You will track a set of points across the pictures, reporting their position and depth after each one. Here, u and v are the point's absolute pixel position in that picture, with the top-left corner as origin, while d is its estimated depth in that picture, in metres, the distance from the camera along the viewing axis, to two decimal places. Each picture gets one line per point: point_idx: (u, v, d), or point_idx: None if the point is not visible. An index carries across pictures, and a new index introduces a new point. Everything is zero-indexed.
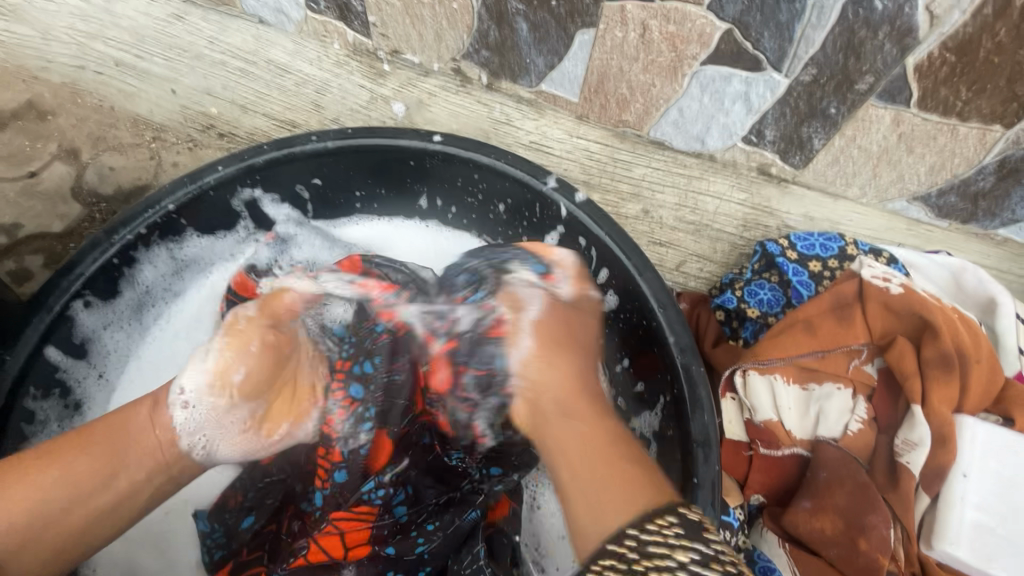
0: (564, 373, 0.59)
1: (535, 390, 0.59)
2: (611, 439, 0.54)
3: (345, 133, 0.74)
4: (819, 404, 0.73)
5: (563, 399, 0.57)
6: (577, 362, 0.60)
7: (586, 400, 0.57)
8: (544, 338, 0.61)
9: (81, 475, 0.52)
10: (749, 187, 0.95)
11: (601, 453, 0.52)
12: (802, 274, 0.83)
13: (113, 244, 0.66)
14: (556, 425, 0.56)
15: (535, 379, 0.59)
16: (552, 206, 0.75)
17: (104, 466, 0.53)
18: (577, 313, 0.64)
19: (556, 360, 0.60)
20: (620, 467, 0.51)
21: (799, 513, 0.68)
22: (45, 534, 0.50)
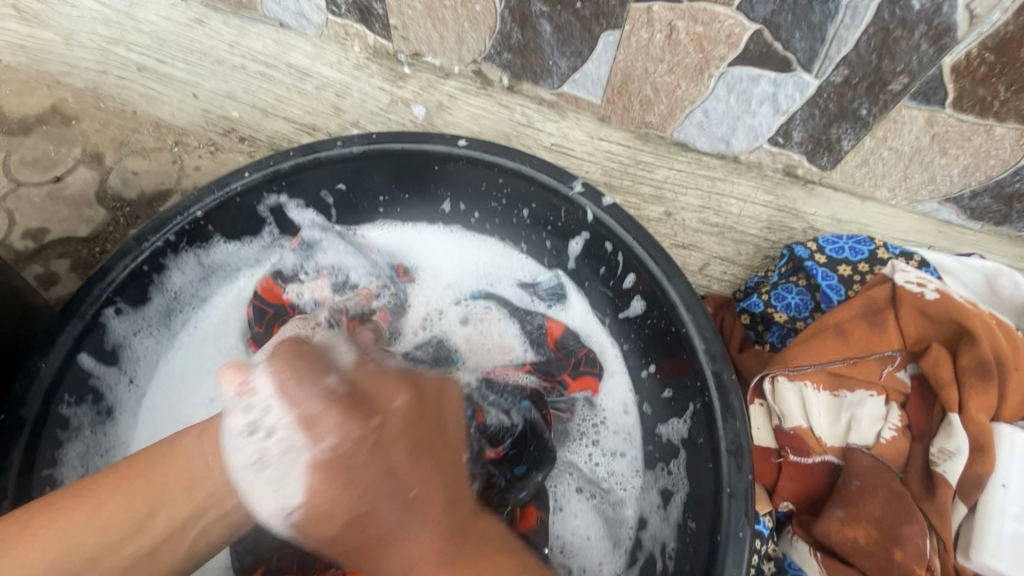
0: (333, 488, 0.51)
1: (325, 505, 0.51)
2: (422, 548, 0.52)
3: (370, 138, 0.73)
4: (850, 411, 0.72)
5: (369, 513, 0.52)
6: (398, 475, 0.53)
7: (417, 496, 0.53)
8: (342, 466, 0.51)
9: (114, 516, 0.51)
10: (775, 189, 0.93)
11: (422, 571, 0.51)
12: (832, 278, 0.81)
13: (144, 251, 0.67)
14: (405, 539, 0.52)
15: (320, 514, 0.51)
16: (578, 210, 0.74)
17: (138, 506, 0.52)
18: (433, 398, 0.60)
19: (388, 464, 0.53)
20: (434, 573, 0.50)
21: (832, 522, 0.67)
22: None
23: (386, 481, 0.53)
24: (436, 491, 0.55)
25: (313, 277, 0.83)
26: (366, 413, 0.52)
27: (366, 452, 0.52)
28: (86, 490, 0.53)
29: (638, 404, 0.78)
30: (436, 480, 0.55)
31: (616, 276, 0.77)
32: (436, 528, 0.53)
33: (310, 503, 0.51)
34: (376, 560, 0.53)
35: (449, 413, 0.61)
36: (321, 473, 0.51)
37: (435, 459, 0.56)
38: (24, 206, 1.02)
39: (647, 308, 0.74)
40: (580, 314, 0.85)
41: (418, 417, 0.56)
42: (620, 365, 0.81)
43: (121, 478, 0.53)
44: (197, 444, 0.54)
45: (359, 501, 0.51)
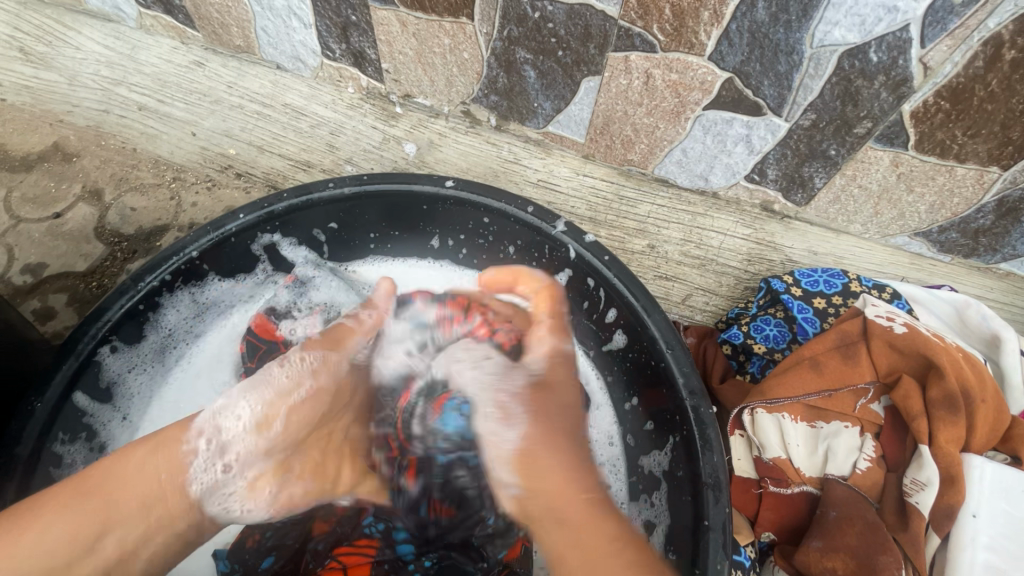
0: (559, 471, 0.59)
1: (528, 457, 0.60)
2: (588, 502, 0.57)
3: (361, 180, 0.77)
4: (827, 442, 0.74)
5: (535, 470, 0.59)
6: (564, 438, 0.62)
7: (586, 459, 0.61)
8: (535, 396, 0.65)
9: (61, 541, 0.52)
10: (753, 223, 0.97)
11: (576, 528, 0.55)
12: (808, 310, 0.84)
13: (139, 291, 0.69)
14: (553, 528, 0.56)
15: (529, 456, 0.60)
16: (561, 247, 0.78)
17: (88, 527, 0.54)
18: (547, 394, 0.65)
19: (548, 419, 0.63)
20: (579, 515, 0.56)
21: (811, 552, 0.68)
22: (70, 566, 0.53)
23: (558, 445, 0.61)
24: (568, 464, 0.59)
25: (305, 314, 0.84)
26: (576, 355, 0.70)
27: (559, 440, 0.61)
28: (27, 509, 0.53)
29: (622, 436, 0.80)
30: (570, 454, 0.61)
31: (599, 310, 0.80)
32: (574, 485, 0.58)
33: (524, 459, 0.60)
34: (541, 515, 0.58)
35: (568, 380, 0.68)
36: (536, 433, 0.61)
37: (570, 417, 0.64)
38: (23, 242, 1.03)
39: (628, 342, 0.76)
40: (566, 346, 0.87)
41: (552, 381, 0.67)
42: (606, 398, 0.83)
43: (73, 493, 0.55)
44: (154, 457, 0.58)
45: (529, 444, 0.61)
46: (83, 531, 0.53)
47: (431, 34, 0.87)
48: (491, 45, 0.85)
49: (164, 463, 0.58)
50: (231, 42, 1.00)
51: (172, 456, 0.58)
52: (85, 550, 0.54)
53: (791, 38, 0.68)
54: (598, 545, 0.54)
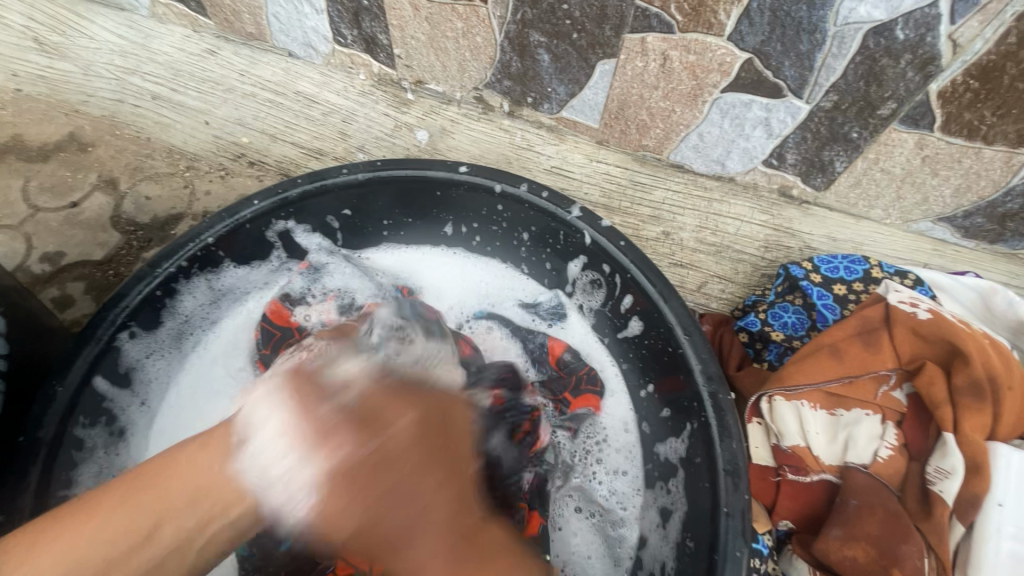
0: (444, 560, 0.47)
1: (374, 532, 0.48)
2: (444, 566, 0.47)
3: (375, 165, 0.76)
4: (847, 430, 0.73)
5: (400, 556, 0.48)
6: (404, 540, 0.49)
7: (388, 525, 0.48)
8: (349, 470, 0.49)
9: (111, 538, 0.44)
10: (770, 208, 0.95)
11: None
12: (828, 297, 0.83)
13: (158, 276, 0.70)
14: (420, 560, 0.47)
15: (329, 519, 0.48)
16: (576, 233, 0.77)
17: (142, 520, 0.45)
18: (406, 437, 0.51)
19: (432, 469, 0.51)
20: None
21: (830, 541, 0.67)
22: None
23: (396, 510, 0.49)
24: (443, 513, 0.50)
25: (320, 300, 0.84)
26: (376, 431, 0.51)
27: (396, 478, 0.49)
28: (39, 537, 0.44)
29: (638, 423, 0.79)
30: (433, 526, 0.49)
31: (614, 297, 0.79)
32: (446, 537, 0.49)
33: (329, 516, 0.48)
34: (397, 565, 0.48)
35: (462, 426, 0.58)
36: (329, 469, 0.49)
37: (461, 451, 0.56)
38: (41, 231, 1.04)
39: (644, 329, 0.76)
40: (580, 333, 0.86)
41: (435, 432, 0.53)
42: (621, 385, 0.82)
43: (86, 516, 0.45)
44: (202, 453, 0.48)
45: (362, 513, 0.48)
46: (139, 528, 0.44)
47: (445, 18, 0.85)
48: (505, 29, 0.83)
49: (212, 463, 0.48)
50: (242, 29, 1.00)
51: (218, 454, 0.48)
52: (146, 542, 0.45)
53: (814, 16, 0.66)
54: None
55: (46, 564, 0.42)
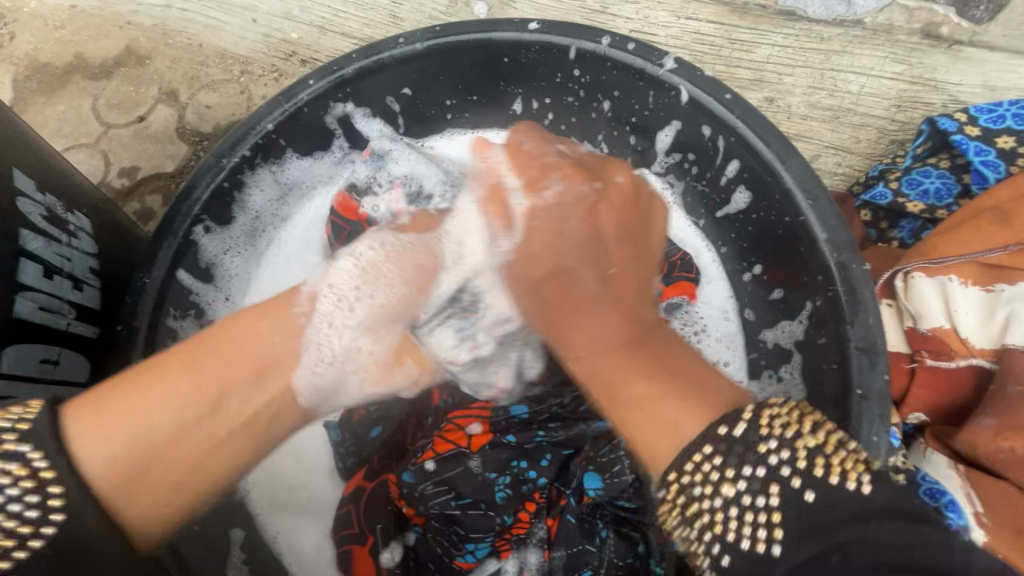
0: (609, 321, 0.47)
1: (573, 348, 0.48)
2: (614, 340, 0.47)
3: (434, 31, 0.67)
4: (1010, 306, 0.59)
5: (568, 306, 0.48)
6: (592, 301, 0.47)
7: (609, 301, 0.47)
8: (539, 224, 0.49)
9: (185, 397, 0.46)
10: (908, 56, 0.79)
11: (603, 356, 0.46)
12: (988, 153, 0.68)
13: (223, 168, 0.67)
14: (582, 316, 0.47)
15: (523, 264, 0.49)
16: (670, 91, 0.65)
17: (208, 388, 0.47)
18: (625, 193, 0.51)
19: (597, 272, 0.48)
20: (634, 357, 0.46)
21: (981, 432, 0.58)
22: (164, 458, 0.45)
23: (585, 257, 0.48)
24: (631, 293, 0.49)
25: (387, 188, 0.76)
26: (590, 177, 0.50)
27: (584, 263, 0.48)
28: (148, 375, 0.46)
29: (740, 311, 0.71)
30: (612, 320, 0.47)
31: (715, 168, 0.68)
32: (628, 313, 0.48)
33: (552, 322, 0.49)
34: (565, 333, 0.48)
35: (648, 208, 0.53)
36: (527, 271, 0.49)
37: (652, 236, 0.52)
38: (115, 146, 1.06)
39: (752, 201, 0.65)
40: (668, 215, 0.76)
41: (563, 221, 0.49)
42: (718, 270, 0.73)
43: (219, 354, 0.49)
44: (272, 324, 0.51)
45: (552, 258, 0.48)
46: (202, 391, 0.47)
47: None
48: None
49: (284, 329, 0.51)
50: None
51: (288, 322, 0.52)
52: (210, 411, 0.47)
53: None
54: (633, 373, 0.45)
55: (128, 422, 0.44)
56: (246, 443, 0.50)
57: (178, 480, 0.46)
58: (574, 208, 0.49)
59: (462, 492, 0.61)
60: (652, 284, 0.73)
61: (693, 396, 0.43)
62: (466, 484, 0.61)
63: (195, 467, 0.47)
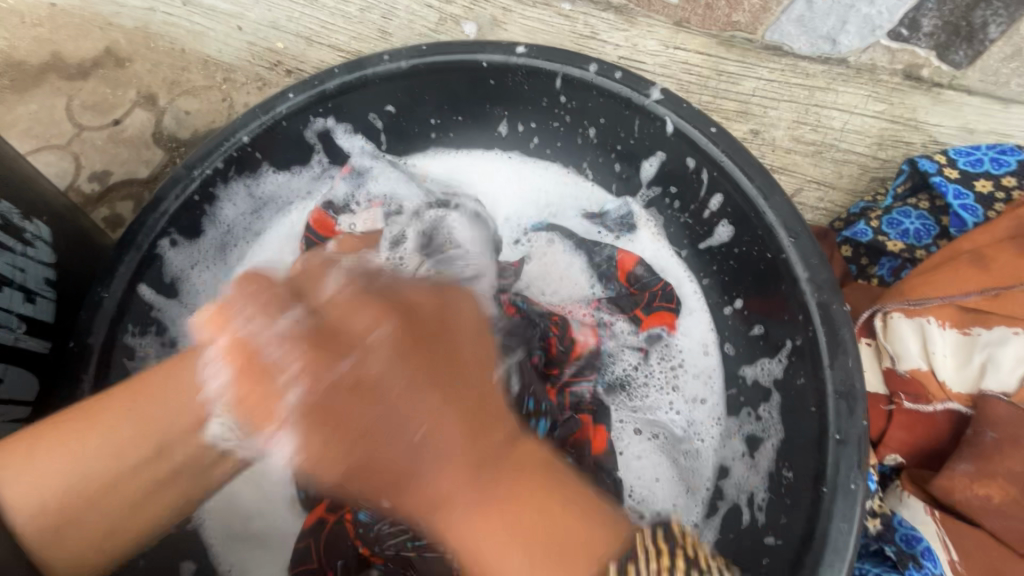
0: (458, 461, 0.38)
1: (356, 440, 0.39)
2: (477, 492, 0.38)
3: (420, 50, 0.66)
4: (987, 351, 0.60)
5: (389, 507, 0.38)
6: (419, 429, 0.40)
7: (435, 485, 0.38)
8: (363, 391, 0.40)
9: (127, 441, 0.43)
10: (889, 96, 0.78)
11: (469, 519, 0.38)
12: (966, 197, 0.68)
13: (194, 179, 0.64)
14: (439, 482, 0.38)
15: (315, 459, 0.40)
16: (654, 121, 0.65)
17: (150, 435, 0.43)
18: (432, 308, 0.46)
19: (427, 388, 0.40)
20: (501, 482, 0.39)
21: (956, 478, 0.57)
22: (95, 508, 0.43)
23: (378, 484, 0.39)
24: (449, 443, 0.39)
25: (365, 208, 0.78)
26: (331, 337, 0.42)
27: (353, 436, 0.40)
28: (55, 422, 0.43)
29: (720, 345, 0.70)
30: (450, 448, 0.39)
31: (697, 200, 0.68)
32: (468, 460, 0.39)
33: (309, 417, 0.40)
34: (413, 495, 0.39)
35: (474, 314, 0.49)
36: (310, 389, 0.40)
37: (464, 368, 0.43)
38: (87, 149, 1.02)
39: (734, 235, 0.64)
40: (651, 246, 0.76)
41: (386, 356, 0.41)
42: (701, 303, 0.72)
43: (131, 396, 0.44)
44: (171, 376, 0.44)
45: (363, 425, 0.40)
46: (148, 433, 0.43)
47: None
48: None
49: (182, 386, 0.44)
50: None
51: (191, 381, 0.44)
52: (155, 455, 0.43)
53: None
54: (494, 537, 0.37)
55: (54, 468, 0.41)
56: (175, 490, 0.46)
57: (102, 529, 0.44)
58: (396, 344, 0.42)
59: None
60: (634, 316, 0.72)
61: (570, 545, 0.37)
62: None
63: (140, 502, 0.44)
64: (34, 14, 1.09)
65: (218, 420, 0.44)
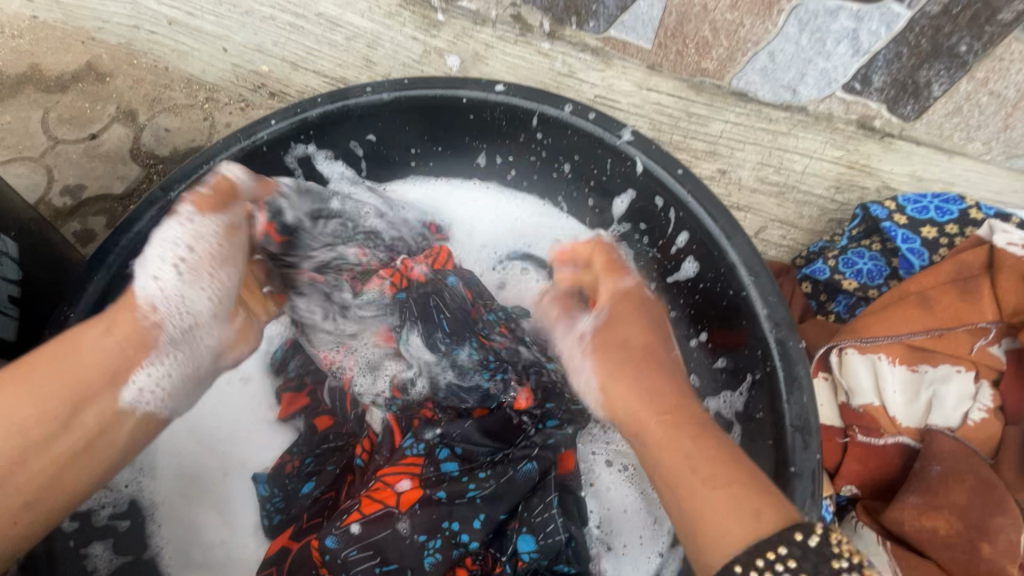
0: (635, 390, 0.50)
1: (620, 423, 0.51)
2: (689, 455, 0.44)
3: (402, 83, 0.68)
4: (932, 389, 0.64)
5: (666, 466, 0.45)
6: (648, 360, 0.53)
7: (655, 414, 0.48)
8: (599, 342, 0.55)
9: (31, 416, 0.43)
10: (846, 143, 0.83)
11: (674, 474, 0.44)
12: (913, 241, 0.73)
13: (170, 201, 0.65)
14: (637, 404, 0.49)
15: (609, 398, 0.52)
16: (626, 161, 0.68)
17: (59, 400, 0.45)
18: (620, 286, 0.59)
19: (683, 453, 0.44)
20: (656, 432, 0.47)
21: (906, 510, 0.60)
22: (19, 470, 0.43)
23: (663, 420, 0.47)
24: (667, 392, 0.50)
25: None
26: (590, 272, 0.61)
27: (623, 391, 0.51)
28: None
29: (686, 376, 0.72)
30: (642, 394, 0.50)
31: (665, 236, 0.71)
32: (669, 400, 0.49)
33: (608, 394, 0.52)
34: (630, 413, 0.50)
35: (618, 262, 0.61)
36: (604, 373, 0.53)
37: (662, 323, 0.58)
38: (61, 163, 1.01)
39: (700, 270, 0.67)
40: None
41: (634, 307, 0.57)
42: None
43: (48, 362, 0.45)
44: (105, 334, 0.48)
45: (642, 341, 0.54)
46: (50, 402, 0.44)
47: None
48: None
49: (122, 331, 0.49)
50: None
51: (129, 330, 0.49)
52: (63, 428, 0.45)
53: None
54: (722, 496, 0.41)
55: None
56: (99, 457, 0.47)
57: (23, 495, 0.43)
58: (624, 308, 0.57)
59: (388, 557, 0.56)
60: None
61: (747, 503, 0.40)
62: (393, 549, 0.57)
63: (60, 475, 0.45)
64: (16, 26, 1.11)
65: (134, 382, 0.49)
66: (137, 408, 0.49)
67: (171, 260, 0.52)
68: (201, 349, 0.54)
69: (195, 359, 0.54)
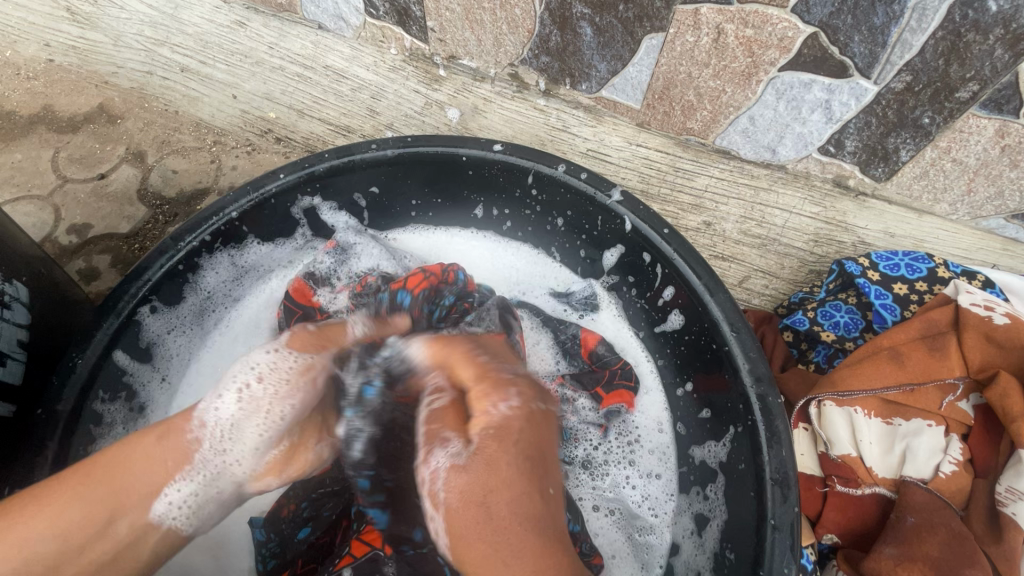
0: (487, 560, 0.42)
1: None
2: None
3: (405, 141, 0.73)
4: (905, 441, 0.68)
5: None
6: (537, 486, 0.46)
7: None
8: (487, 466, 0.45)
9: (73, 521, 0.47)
10: (823, 200, 0.88)
11: None
12: (886, 297, 0.77)
13: (180, 251, 0.67)
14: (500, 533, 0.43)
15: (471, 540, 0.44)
16: (615, 218, 0.72)
17: (99, 511, 0.48)
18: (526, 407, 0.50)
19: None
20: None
21: (884, 560, 0.62)
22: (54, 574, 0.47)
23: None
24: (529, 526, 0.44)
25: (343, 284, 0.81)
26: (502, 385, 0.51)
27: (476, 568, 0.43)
28: (43, 488, 0.49)
29: (673, 423, 0.75)
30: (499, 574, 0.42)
31: (653, 289, 0.74)
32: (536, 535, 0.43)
33: (461, 552, 0.44)
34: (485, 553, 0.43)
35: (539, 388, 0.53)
36: (502, 480, 0.45)
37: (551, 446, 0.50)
38: (69, 202, 1.04)
39: (685, 323, 0.71)
40: (613, 325, 0.82)
41: (510, 435, 0.47)
42: (656, 382, 0.78)
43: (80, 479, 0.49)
44: (151, 447, 0.52)
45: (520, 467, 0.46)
46: (92, 514, 0.48)
47: None
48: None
49: (161, 450, 0.52)
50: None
51: (174, 450, 0.52)
52: (97, 533, 0.48)
53: None
54: None
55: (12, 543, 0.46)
56: (136, 558, 0.51)
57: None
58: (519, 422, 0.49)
59: None
60: (595, 394, 0.77)
61: None
62: None
63: None
64: (33, 68, 1.17)
65: (164, 497, 0.51)
66: (161, 522, 0.51)
67: (238, 388, 0.54)
68: (226, 480, 0.54)
69: (222, 485, 0.54)
